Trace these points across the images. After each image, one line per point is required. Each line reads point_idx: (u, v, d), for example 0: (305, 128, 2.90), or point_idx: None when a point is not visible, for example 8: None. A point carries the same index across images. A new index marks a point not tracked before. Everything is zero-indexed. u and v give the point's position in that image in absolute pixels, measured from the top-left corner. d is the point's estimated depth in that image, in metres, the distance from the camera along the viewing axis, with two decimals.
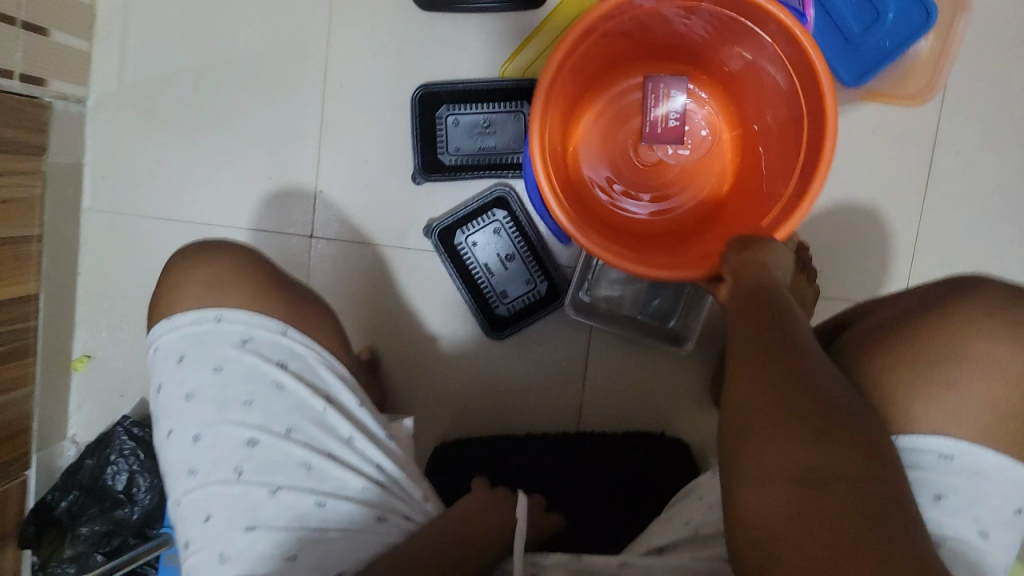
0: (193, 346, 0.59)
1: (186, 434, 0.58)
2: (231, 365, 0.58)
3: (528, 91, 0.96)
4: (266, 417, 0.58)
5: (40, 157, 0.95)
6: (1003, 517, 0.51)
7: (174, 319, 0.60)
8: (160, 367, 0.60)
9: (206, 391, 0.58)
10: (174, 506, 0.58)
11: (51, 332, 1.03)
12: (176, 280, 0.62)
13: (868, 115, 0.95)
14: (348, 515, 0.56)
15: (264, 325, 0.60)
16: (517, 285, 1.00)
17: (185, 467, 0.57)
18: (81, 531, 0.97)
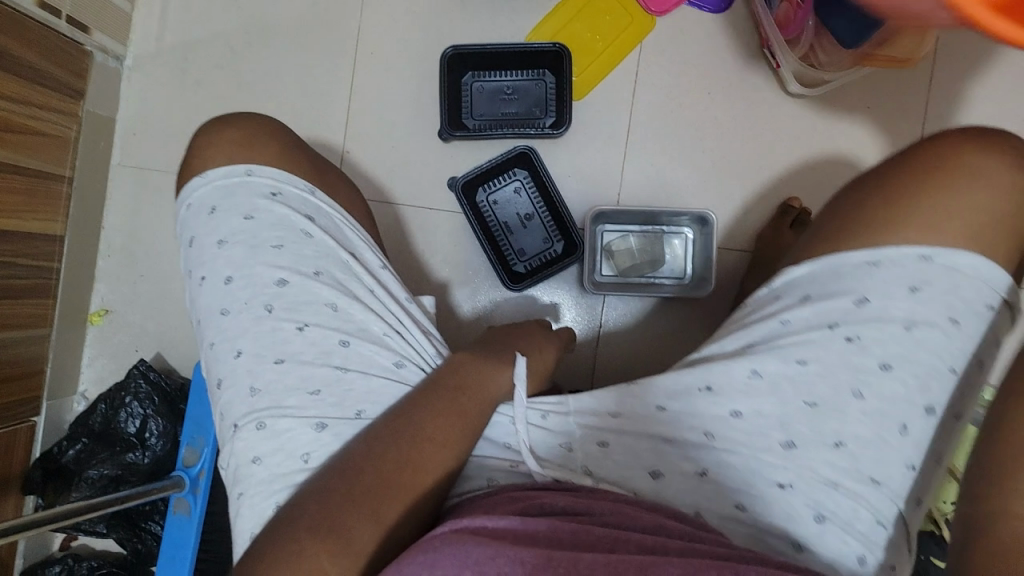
0: (225, 199, 0.69)
1: (219, 276, 0.67)
2: (261, 214, 0.68)
3: (550, 56, 1.02)
4: (294, 261, 0.67)
5: (78, 101, 0.99)
6: (976, 310, 0.58)
7: (207, 175, 0.70)
8: (194, 220, 0.70)
9: (240, 237, 0.68)
10: (209, 347, 0.67)
11: (71, 280, 1.03)
12: (208, 138, 0.72)
13: (866, 90, 1.02)
14: (369, 357, 0.65)
15: (292, 183, 0.70)
16: (535, 244, 1.03)
17: (218, 306, 0.67)
18: (89, 475, 0.96)
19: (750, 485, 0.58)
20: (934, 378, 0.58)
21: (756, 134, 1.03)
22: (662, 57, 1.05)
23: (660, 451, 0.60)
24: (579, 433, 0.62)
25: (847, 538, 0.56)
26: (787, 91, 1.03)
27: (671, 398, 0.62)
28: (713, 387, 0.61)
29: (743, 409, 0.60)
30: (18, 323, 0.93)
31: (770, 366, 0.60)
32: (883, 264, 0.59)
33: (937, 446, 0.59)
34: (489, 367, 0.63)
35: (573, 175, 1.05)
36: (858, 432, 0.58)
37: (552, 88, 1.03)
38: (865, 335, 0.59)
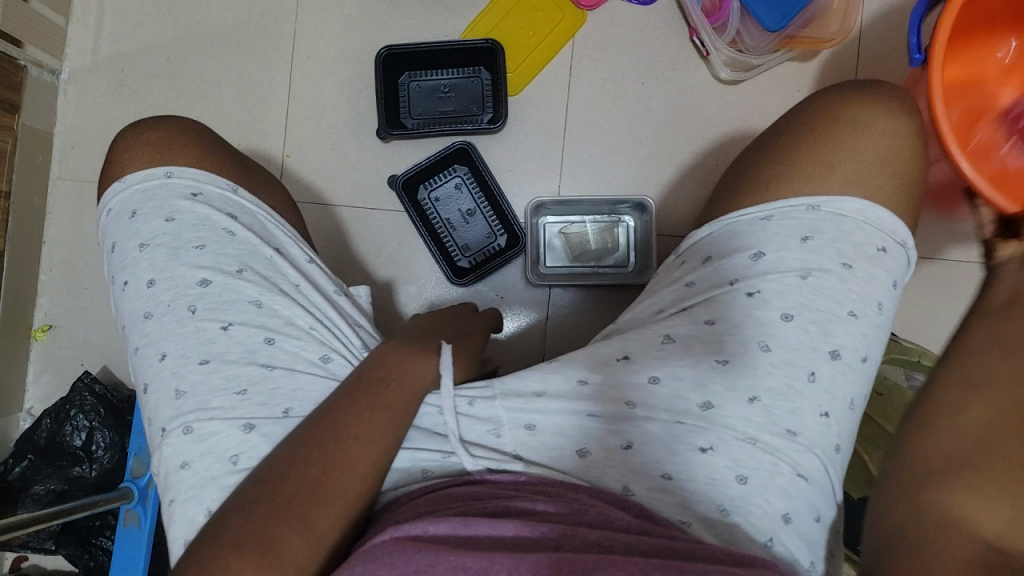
0: (146, 202, 0.69)
1: (142, 281, 0.67)
2: (183, 215, 0.69)
3: (484, 52, 1.03)
4: (218, 260, 0.68)
5: (12, 116, 0.99)
6: (867, 252, 0.60)
7: (127, 179, 0.71)
8: (115, 226, 0.70)
9: (162, 239, 0.68)
10: (135, 351, 0.67)
11: (13, 295, 1.02)
12: (127, 143, 0.72)
13: (793, 73, 1.05)
14: (295, 352, 0.65)
15: (213, 183, 0.71)
16: (478, 239, 1.04)
17: (142, 310, 0.67)
18: (36, 490, 0.94)
19: (674, 454, 0.57)
20: (833, 324, 0.59)
21: (691, 121, 1.05)
22: (595, 50, 1.06)
23: (582, 428, 0.59)
24: (504, 415, 0.60)
25: (768, 500, 0.55)
26: (719, 78, 1.05)
27: (591, 373, 0.62)
28: (630, 355, 0.62)
29: (661, 374, 0.60)
30: None
31: (680, 330, 0.62)
32: (773, 218, 0.63)
33: (847, 393, 0.59)
34: (411, 360, 0.60)
35: (513, 170, 1.06)
36: (767, 386, 0.58)
37: (488, 84, 1.04)
38: (763, 288, 0.60)
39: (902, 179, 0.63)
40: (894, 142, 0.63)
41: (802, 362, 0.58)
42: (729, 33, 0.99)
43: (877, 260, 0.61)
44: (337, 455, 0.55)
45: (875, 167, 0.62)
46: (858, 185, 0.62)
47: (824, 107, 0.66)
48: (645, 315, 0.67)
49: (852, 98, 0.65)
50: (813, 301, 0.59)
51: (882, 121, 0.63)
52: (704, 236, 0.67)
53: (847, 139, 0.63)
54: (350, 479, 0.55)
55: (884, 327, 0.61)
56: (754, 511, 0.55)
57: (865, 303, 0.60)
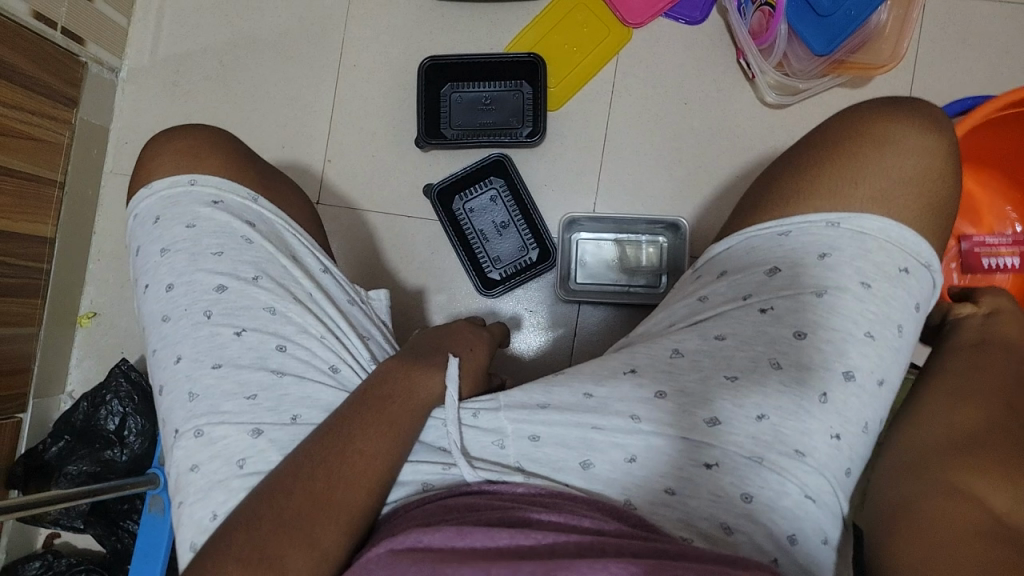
0: (168, 208, 0.71)
1: (161, 284, 0.69)
2: (202, 222, 0.70)
3: (526, 65, 1.03)
4: (234, 266, 0.69)
5: (72, 110, 1.03)
6: (888, 272, 0.58)
7: (151, 186, 0.73)
8: (140, 231, 0.72)
9: (181, 245, 0.70)
10: (153, 354, 0.69)
11: (62, 281, 1.06)
12: (154, 151, 0.74)
13: (840, 100, 1.03)
14: (307, 354, 0.66)
15: (234, 193, 0.72)
16: (510, 251, 1.04)
17: (160, 313, 0.69)
18: (69, 470, 0.98)
19: (678, 472, 0.56)
20: (847, 343, 0.57)
21: (731, 143, 1.04)
22: (638, 68, 1.06)
23: (587, 440, 0.57)
24: (508, 424, 0.59)
25: (773, 522, 0.54)
26: (764, 101, 1.03)
27: (597, 385, 0.60)
28: (637, 368, 0.61)
29: (667, 388, 0.59)
30: (4, 319, 0.96)
31: (689, 344, 0.61)
32: (793, 232, 0.61)
33: (859, 416, 0.57)
34: (420, 372, 0.62)
35: (548, 183, 1.06)
36: (775, 402, 0.56)
37: (529, 97, 1.05)
38: (776, 304, 0.60)
39: (928, 201, 0.60)
40: (922, 159, 0.61)
41: (806, 384, 0.56)
42: (775, 55, 0.97)
43: (899, 280, 0.58)
44: (340, 463, 0.56)
45: (900, 182, 0.60)
46: (884, 201, 0.60)
47: (849, 125, 0.64)
48: (654, 331, 0.66)
49: (886, 116, 0.63)
50: (829, 321, 0.58)
51: (910, 138, 0.61)
52: (721, 250, 0.67)
53: (872, 158, 0.61)
54: (355, 486, 0.55)
55: (903, 350, 0.59)
56: (758, 531, 0.54)
57: (885, 328, 0.58)
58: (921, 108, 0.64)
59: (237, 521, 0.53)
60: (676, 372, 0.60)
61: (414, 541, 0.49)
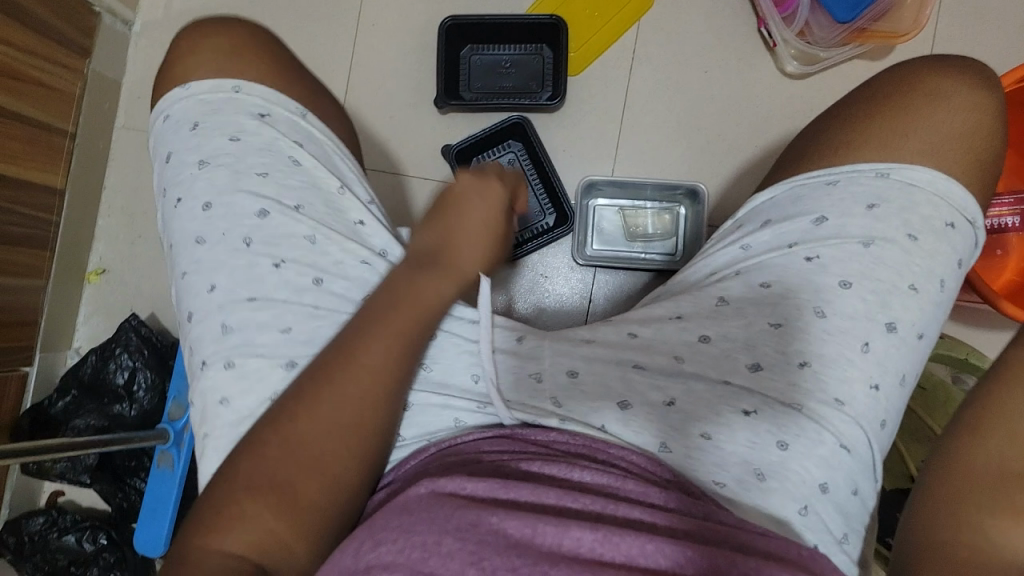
0: (212, 117, 0.70)
1: (197, 202, 0.68)
2: (248, 137, 0.69)
3: (548, 28, 1.02)
4: (279, 188, 0.68)
5: (84, 60, 1.01)
6: (934, 227, 0.58)
7: (190, 88, 0.70)
8: (175, 134, 0.70)
9: (221, 159, 0.68)
10: (181, 277, 0.68)
11: (71, 235, 1.05)
12: (186, 58, 0.71)
13: (859, 72, 1.03)
14: (352, 286, 0.66)
15: (281, 105, 0.70)
16: (527, 213, 1.04)
17: (194, 233, 0.67)
18: (76, 424, 0.97)
19: (715, 414, 0.55)
20: (891, 295, 0.57)
21: (751, 113, 1.04)
22: (660, 35, 1.05)
23: (626, 378, 0.58)
24: (549, 362, 0.60)
25: (805, 469, 0.53)
26: (785, 72, 1.03)
27: (643, 325, 0.62)
28: (683, 314, 0.61)
29: (711, 333, 0.59)
30: (12, 269, 0.94)
31: (735, 292, 0.60)
32: (840, 182, 0.60)
33: (898, 368, 0.57)
34: (431, 280, 0.57)
35: (567, 148, 1.05)
36: (820, 351, 0.56)
37: (550, 59, 1.04)
38: (824, 253, 0.58)
39: (976, 156, 0.60)
40: (972, 117, 0.60)
41: (853, 326, 0.56)
42: (797, 22, 0.96)
43: (943, 235, 0.58)
44: (351, 387, 0.52)
45: (950, 139, 0.59)
46: (933, 157, 0.59)
47: (899, 79, 0.63)
48: (697, 277, 0.65)
49: (930, 71, 0.63)
50: (873, 271, 0.57)
51: (961, 93, 0.61)
52: (765, 200, 0.65)
53: (920, 110, 0.60)
54: (371, 413, 0.53)
55: (943, 305, 0.59)
56: (791, 477, 0.53)
57: (929, 278, 0.58)
58: (972, 67, 0.63)
59: (251, 451, 0.52)
60: (721, 319, 0.59)
61: (456, 488, 0.49)
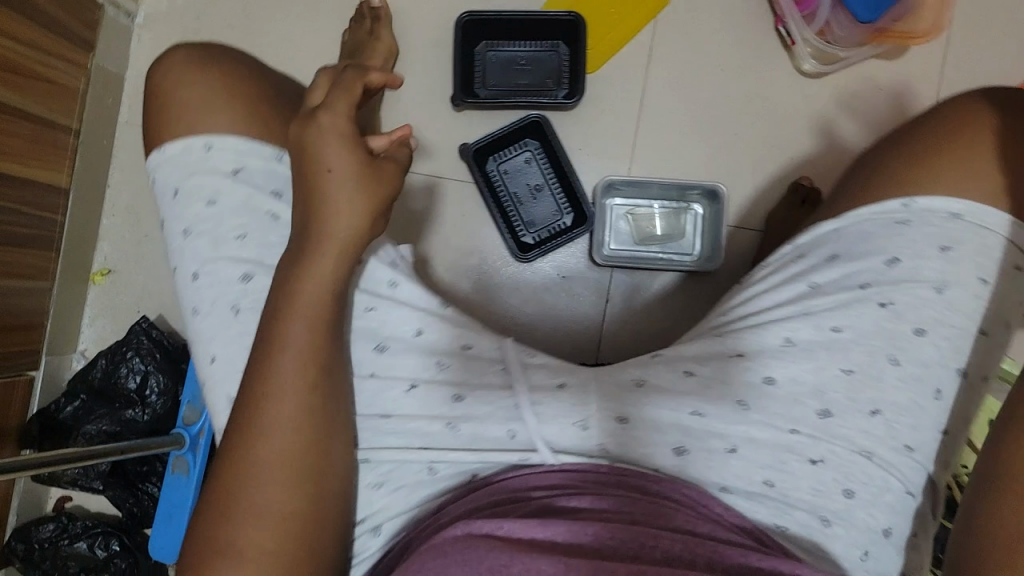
0: (188, 180, 0.68)
1: (189, 273, 0.67)
2: (224, 197, 0.67)
3: (566, 26, 1.02)
4: (260, 251, 0.66)
5: (88, 54, 0.98)
6: (1004, 270, 0.59)
7: (165, 149, 0.69)
8: (161, 201, 0.69)
9: (202, 226, 0.67)
10: (191, 345, 0.68)
11: (76, 236, 1.02)
12: (169, 104, 0.71)
13: (874, 72, 1.03)
14: (388, 326, 0.65)
15: (255, 154, 0.68)
16: (545, 213, 1.03)
17: (191, 306, 0.67)
18: (88, 431, 0.94)
19: (781, 462, 0.58)
20: (965, 341, 0.59)
21: (767, 112, 1.03)
22: (677, 33, 1.05)
23: (688, 425, 0.59)
24: (595, 408, 0.61)
25: (872, 515, 0.58)
26: (803, 70, 1.03)
27: (703, 364, 0.62)
28: (745, 353, 0.61)
29: (778, 375, 0.59)
30: (18, 272, 0.92)
31: (803, 334, 0.60)
32: (913, 222, 0.60)
33: (962, 410, 0.60)
34: (310, 269, 0.59)
35: (584, 146, 1.04)
36: (892, 400, 0.58)
37: (566, 56, 1.03)
38: (897, 300, 0.59)
39: None
40: None
41: (835, 366, 0.59)
42: (817, 22, 0.96)
43: (1015, 279, 0.59)
44: (260, 405, 0.57)
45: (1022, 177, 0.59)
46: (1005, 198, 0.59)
47: (971, 110, 0.62)
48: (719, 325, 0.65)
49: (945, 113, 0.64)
50: (946, 317, 0.58)
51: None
52: (830, 230, 0.64)
53: (982, 142, 0.60)
54: (294, 419, 0.57)
55: (1005, 343, 0.61)
56: (857, 524, 0.57)
57: (998, 324, 0.59)
58: None
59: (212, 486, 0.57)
60: (788, 361, 0.59)
61: (492, 529, 0.51)
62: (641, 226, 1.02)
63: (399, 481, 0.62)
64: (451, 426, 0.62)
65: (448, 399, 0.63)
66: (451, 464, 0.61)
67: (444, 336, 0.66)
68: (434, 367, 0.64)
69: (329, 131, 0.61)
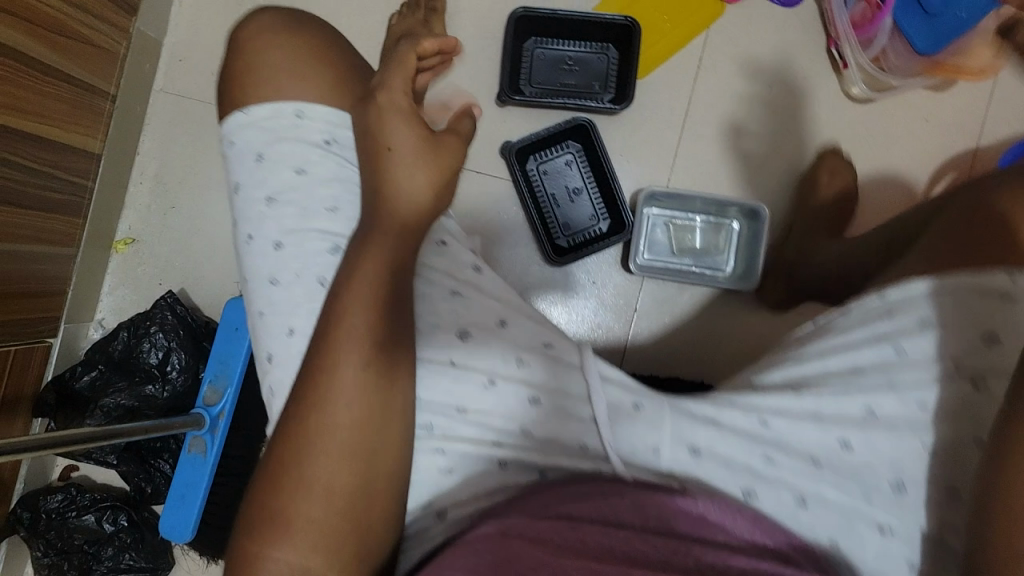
0: (275, 145, 0.65)
1: (268, 240, 0.63)
2: (312, 167, 0.64)
3: (617, 30, 1.01)
4: (349, 225, 0.64)
5: (129, 18, 0.95)
6: None
7: (250, 112, 0.66)
8: (240, 166, 0.66)
9: (290, 195, 0.64)
10: (258, 317, 0.63)
11: (102, 203, 1.00)
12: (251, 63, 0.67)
13: (922, 102, 1.03)
14: (469, 314, 0.65)
15: (347, 126, 0.66)
16: (582, 217, 1.02)
17: (268, 273, 0.63)
18: (106, 403, 0.93)
19: (850, 531, 0.55)
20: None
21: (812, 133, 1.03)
22: (726, 46, 1.04)
23: (756, 471, 0.56)
24: (666, 435, 0.58)
25: None
26: (850, 93, 1.02)
27: (778, 415, 0.57)
28: (820, 413, 0.57)
29: (854, 442, 0.55)
30: (45, 238, 0.90)
31: (884, 404, 0.56)
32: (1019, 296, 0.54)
33: None
34: (373, 251, 0.58)
35: (625, 153, 1.03)
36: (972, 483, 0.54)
37: (614, 62, 1.02)
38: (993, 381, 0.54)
39: None
40: None
41: (912, 438, 0.55)
42: (875, 49, 0.96)
43: None
44: (313, 385, 0.56)
45: None
46: None
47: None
48: (794, 379, 0.59)
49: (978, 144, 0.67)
50: None
51: None
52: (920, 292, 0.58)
53: None
54: (354, 400, 0.55)
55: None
56: None
57: None
58: None
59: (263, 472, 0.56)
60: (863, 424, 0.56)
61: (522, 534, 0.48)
62: (677, 235, 1.02)
63: (467, 469, 0.60)
64: (522, 428, 0.61)
65: (524, 400, 0.61)
66: (522, 462, 0.60)
67: (525, 330, 0.65)
68: (515, 363, 0.62)
69: (388, 108, 0.62)
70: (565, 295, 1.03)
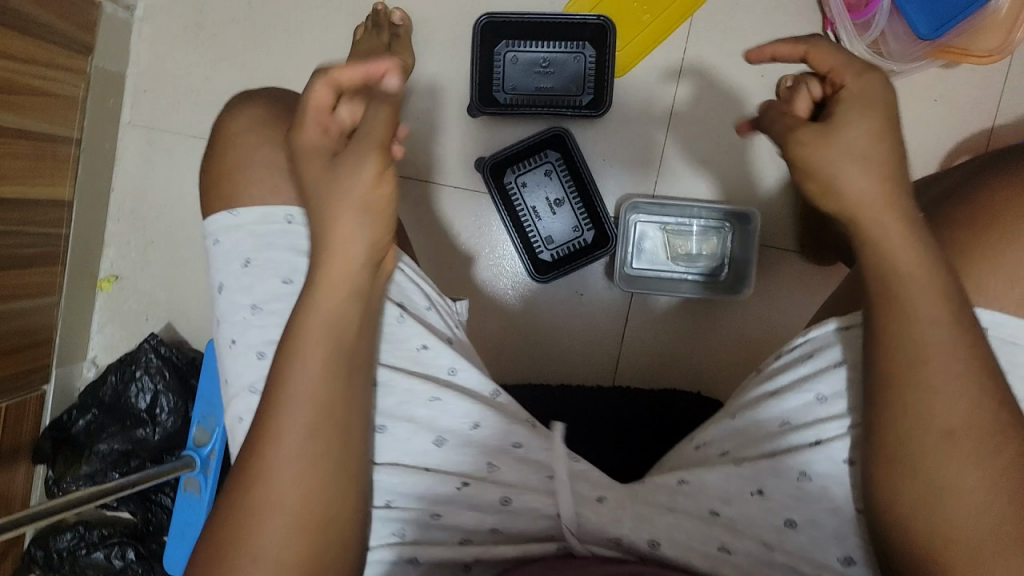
0: (264, 252, 0.59)
1: (251, 350, 0.58)
2: (300, 277, 0.59)
3: (591, 30, 0.94)
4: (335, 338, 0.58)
5: (86, 57, 0.93)
6: None
7: (236, 212, 0.60)
8: (222, 263, 0.60)
9: (276, 304, 0.58)
10: (236, 426, 0.58)
11: (81, 245, 1.00)
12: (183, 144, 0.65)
13: (929, 80, 0.95)
14: (445, 414, 0.59)
15: None
16: (566, 230, 0.98)
17: (250, 383, 0.57)
18: (100, 449, 0.94)
19: None
20: None
21: None
22: (713, 36, 0.96)
23: (715, 561, 0.53)
24: (628, 529, 0.54)
25: None
26: None
27: (726, 502, 0.56)
28: (764, 490, 0.55)
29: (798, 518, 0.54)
30: (25, 292, 0.90)
31: (818, 463, 0.54)
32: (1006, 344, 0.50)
33: None
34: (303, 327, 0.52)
35: (608, 161, 0.98)
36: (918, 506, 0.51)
37: (591, 62, 0.96)
38: None
39: None
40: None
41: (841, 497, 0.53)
42: (872, 32, 0.87)
43: None
44: (262, 474, 0.49)
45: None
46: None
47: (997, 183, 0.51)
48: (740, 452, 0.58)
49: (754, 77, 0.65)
50: None
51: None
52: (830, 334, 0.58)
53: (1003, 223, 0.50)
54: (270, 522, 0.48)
55: None
56: None
57: None
58: None
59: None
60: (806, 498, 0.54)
61: None
62: (671, 244, 0.96)
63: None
64: (493, 529, 0.56)
65: (495, 504, 0.57)
66: (491, 558, 0.55)
67: (497, 433, 0.59)
68: (486, 466, 0.58)
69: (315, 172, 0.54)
70: (553, 308, 1.01)
